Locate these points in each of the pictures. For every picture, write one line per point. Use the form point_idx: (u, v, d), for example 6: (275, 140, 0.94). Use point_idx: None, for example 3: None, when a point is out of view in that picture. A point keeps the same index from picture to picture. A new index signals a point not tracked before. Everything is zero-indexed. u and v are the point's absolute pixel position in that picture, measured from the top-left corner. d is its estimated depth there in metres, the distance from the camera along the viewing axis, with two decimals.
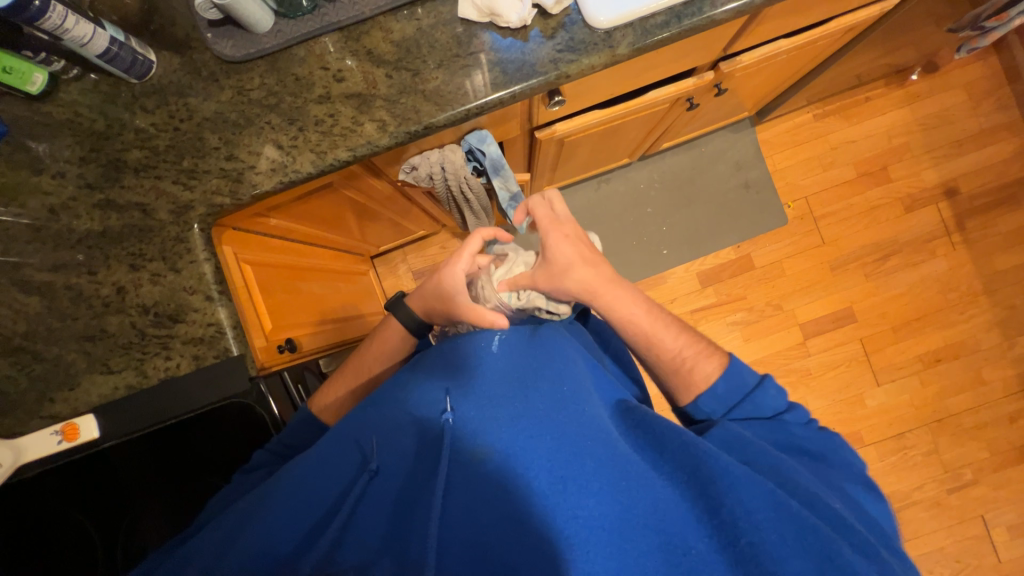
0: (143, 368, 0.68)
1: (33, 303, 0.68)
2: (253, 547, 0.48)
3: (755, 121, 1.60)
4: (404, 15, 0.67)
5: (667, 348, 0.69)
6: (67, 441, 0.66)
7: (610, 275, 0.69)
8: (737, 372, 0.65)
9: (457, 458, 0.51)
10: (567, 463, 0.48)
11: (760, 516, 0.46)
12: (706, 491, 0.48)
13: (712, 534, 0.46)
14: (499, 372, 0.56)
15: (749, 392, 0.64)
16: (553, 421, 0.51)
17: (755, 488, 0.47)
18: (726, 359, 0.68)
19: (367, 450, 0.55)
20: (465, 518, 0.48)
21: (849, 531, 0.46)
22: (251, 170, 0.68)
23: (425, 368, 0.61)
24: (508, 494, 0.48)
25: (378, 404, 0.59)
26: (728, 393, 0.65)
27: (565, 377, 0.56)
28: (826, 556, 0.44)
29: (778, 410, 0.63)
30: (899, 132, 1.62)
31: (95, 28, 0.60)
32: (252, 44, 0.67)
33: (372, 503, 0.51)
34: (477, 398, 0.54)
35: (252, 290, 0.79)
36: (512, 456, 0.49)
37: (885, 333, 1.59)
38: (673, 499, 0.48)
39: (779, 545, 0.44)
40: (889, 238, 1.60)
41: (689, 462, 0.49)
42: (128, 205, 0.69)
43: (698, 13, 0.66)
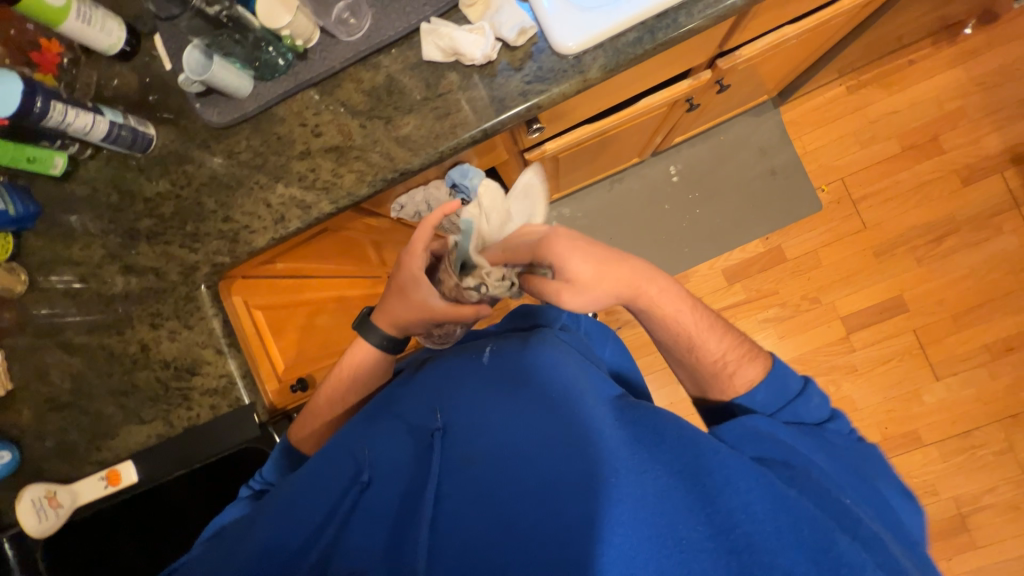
0: (170, 417, 0.74)
1: (76, 362, 0.77)
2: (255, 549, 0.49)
3: (779, 101, 1.48)
4: (373, 63, 0.68)
5: (707, 349, 0.61)
6: (112, 485, 0.73)
7: (646, 284, 0.60)
8: (782, 377, 0.58)
9: (452, 463, 0.53)
10: (551, 462, 0.48)
11: (755, 505, 0.41)
12: (699, 479, 0.44)
13: (703, 523, 0.41)
14: (489, 380, 0.60)
15: (790, 399, 0.57)
16: (540, 424, 0.52)
17: (750, 477, 0.42)
18: (770, 365, 0.60)
19: (360, 461, 0.56)
20: (457, 516, 0.49)
21: (853, 523, 0.42)
22: (246, 229, 0.72)
23: (424, 382, 0.63)
24: (498, 493, 0.49)
25: (376, 420, 0.60)
26: (769, 400, 0.57)
27: (552, 380, 0.57)
28: (820, 545, 0.38)
29: (819, 421, 0.56)
30: (952, 96, 1.45)
31: (95, 117, 0.65)
32: (236, 110, 0.70)
33: (366, 513, 0.52)
34: (469, 410, 0.57)
35: (263, 335, 0.84)
36: (501, 457, 0.51)
37: (944, 322, 1.44)
38: (664, 490, 0.44)
39: (774, 535, 0.40)
40: (944, 216, 1.44)
41: (682, 451, 0.46)
42: (144, 269, 0.75)
43: (673, 25, 0.62)
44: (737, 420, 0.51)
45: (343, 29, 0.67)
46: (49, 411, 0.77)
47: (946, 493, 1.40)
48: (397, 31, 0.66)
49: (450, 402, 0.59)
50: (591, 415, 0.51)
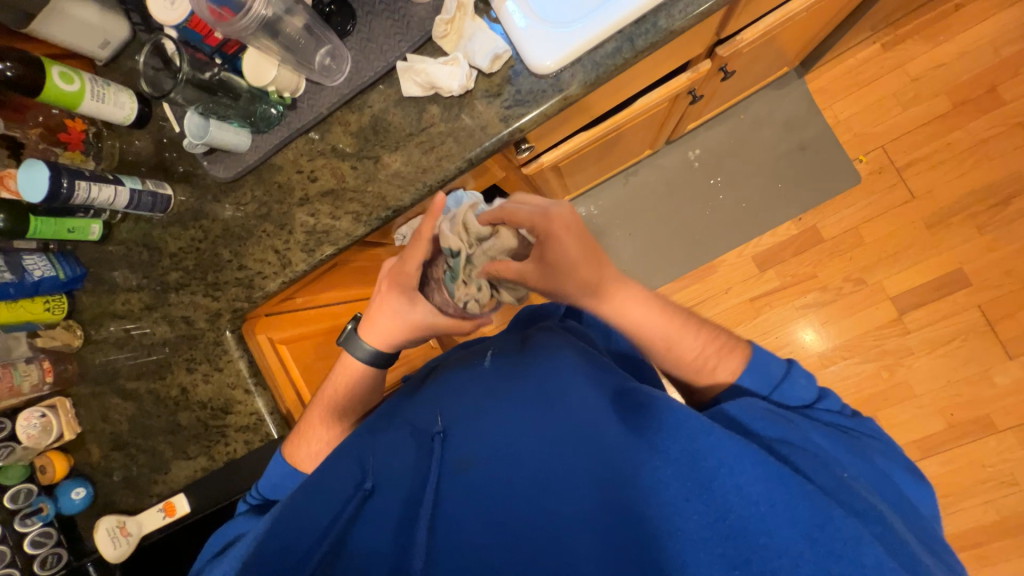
0: (212, 453, 0.81)
1: (128, 406, 0.84)
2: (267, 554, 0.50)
3: (803, 70, 1.37)
4: (357, 105, 0.69)
5: (686, 349, 0.59)
6: (169, 516, 0.79)
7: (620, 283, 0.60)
8: (764, 363, 0.57)
9: (448, 467, 0.50)
10: (550, 460, 0.47)
11: (751, 489, 0.39)
12: (698, 466, 0.41)
13: (701, 510, 0.40)
14: (491, 380, 0.57)
15: (777, 382, 0.56)
16: (538, 419, 0.50)
17: (746, 461, 0.41)
18: (746, 355, 0.58)
19: (365, 468, 0.54)
20: (454, 517, 0.46)
21: (845, 494, 0.42)
22: (258, 276, 0.76)
23: (428, 392, 0.61)
24: (495, 493, 0.47)
25: (379, 430, 0.59)
26: (759, 385, 0.56)
27: (553, 376, 0.54)
28: (811, 521, 0.38)
29: (807, 402, 0.55)
30: (1009, 39, 1.29)
31: (116, 188, 0.71)
32: (238, 164, 0.74)
33: (367, 521, 0.50)
34: (468, 407, 0.55)
35: (289, 368, 0.89)
36: (498, 455, 0.49)
37: (1014, 295, 1.29)
38: (661, 481, 0.42)
39: (770, 517, 0.38)
40: (1009, 176, 1.29)
41: (682, 437, 0.43)
42: (176, 318, 0.81)
43: (652, 29, 0.60)
44: (739, 402, 0.50)
45: (327, 75, 0.68)
46: (113, 450, 0.85)
47: None
48: (377, 71, 0.67)
49: (451, 405, 0.56)
50: (590, 407, 0.49)
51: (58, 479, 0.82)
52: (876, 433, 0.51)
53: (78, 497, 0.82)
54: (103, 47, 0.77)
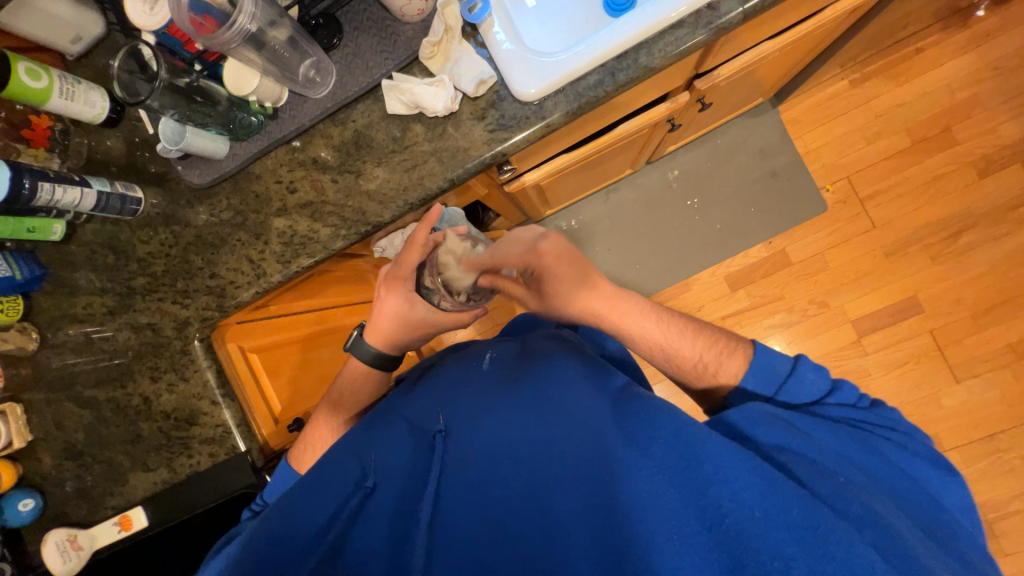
0: (173, 465, 0.78)
1: (85, 414, 0.81)
2: (264, 538, 0.48)
3: (777, 101, 1.43)
4: (340, 119, 0.69)
5: (683, 352, 0.62)
6: (125, 531, 0.77)
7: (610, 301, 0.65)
8: (766, 364, 0.57)
9: (450, 464, 0.52)
10: (550, 459, 0.48)
11: (745, 495, 0.40)
12: (691, 466, 0.43)
13: (695, 514, 0.40)
14: (492, 382, 0.59)
15: (782, 381, 0.56)
16: (538, 421, 0.52)
17: (738, 465, 0.41)
18: (750, 351, 0.59)
19: (364, 466, 0.54)
20: (456, 513, 0.48)
21: (842, 499, 0.40)
22: (231, 285, 0.74)
23: (427, 390, 0.63)
24: (494, 488, 0.48)
25: (375, 426, 0.60)
26: (762, 386, 0.57)
27: (553, 385, 0.56)
28: (802, 522, 0.38)
29: (817, 398, 0.54)
30: (964, 84, 1.38)
31: (82, 189, 0.69)
32: (214, 170, 0.72)
33: (366, 518, 0.50)
34: (470, 410, 0.56)
35: (259, 378, 0.87)
36: (500, 451, 0.51)
37: (962, 322, 1.37)
38: (657, 487, 0.43)
39: (762, 521, 0.38)
40: (960, 211, 1.38)
41: (675, 444, 0.44)
42: (142, 325, 0.79)
43: (633, 65, 0.62)
44: (749, 406, 0.49)
45: (311, 87, 0.68)
46: (67, 459, 0.81)
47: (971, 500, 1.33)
48: (362, 86, 0.67)
49: (452, 405, 0.58)
50: (584, 408, 0.51)
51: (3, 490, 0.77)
52: (897, 426, 0.49)
53: (25, 510, 0.77)
54: (74, 42, 0.74)
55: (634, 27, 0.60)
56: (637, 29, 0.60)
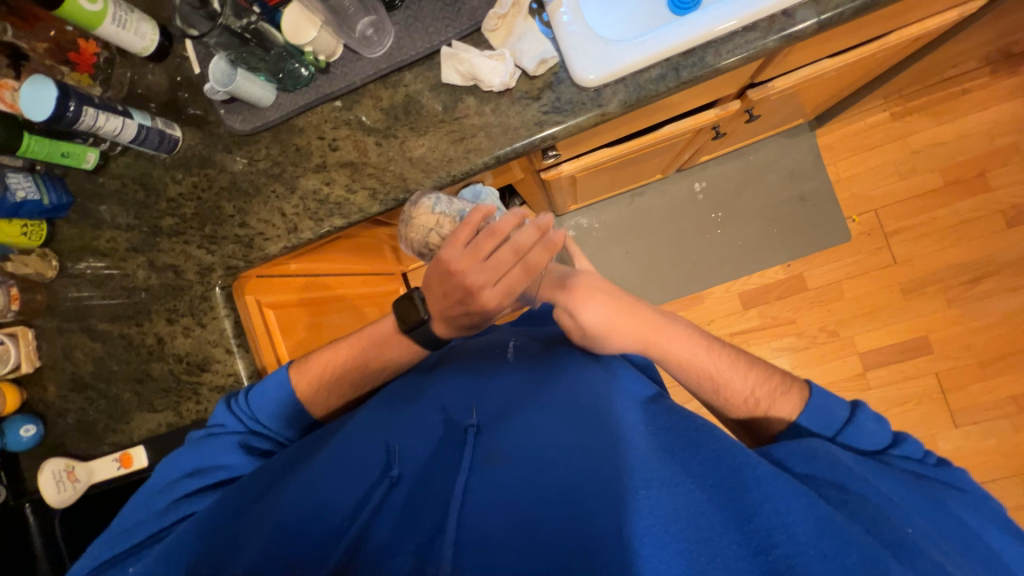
0: (179, 409, 0.78)
1: (97, 348, 0.80)
2: (285, 522, 0.49)
3: (815, 125, 1.42)
4: (392, 82, 0.68)
5: (739, 385, 0.62)
6: (124, 468, 0.77)
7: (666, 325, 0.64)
8: (823, 406, 0.58)
9: (480, 459, 0.52)
10: (585, 468, 0.48)
11: (796, 526, 0.41)
12: (735, 494, 0.44)
13: (740, 541, 0.41)
14: (525, 386, 0.60)
15: (841, 425, 0.57)
16: (575, 430, 0.52)
17: (787, 497, 0.43)
18: (805, 397, 0.60)
19: (389, 454, 0.55)
20: (483, 510, 0.47)
21: (907, 551, 0.40)
22: (261, 236, 0.74)
23: (455, 379, 0.63)
24: (526, 488, 0.48)
25: (402, 407, 0.61)
26: (820, 427, 0.58)
27: (590, 395, 0.56)
28: (873, 570, 0.37)
29: (881, 446, 0.55)
30: (1004, 130, 1.37)
31: (124, 120, 0.68)
32: (257, 118, 0.71)
33: (390, 507, 0.50)
34: (503, 408, 0.57)
35: (272, 334, 0.86)
36: (534, 454, 0.51)
37: (968, 369, 1.37)
38: (695, 506, 0.43)
39: (818, 559, 0.39)
40: (982, 258, 1.37)
41: (716, 465, 0.47)
42: (164, 266, 0.78)
43: (699, 63, 0.61)
44: (797, 440, 0.52)
45: (366, 46, 0.67)
46: (72, 391, 0.80)
47: None
48: (419, 51, 0.66)
49: (486, 400, 0.59)
50: (622, 421, 0.52)
51: (8, 413, 0.78)
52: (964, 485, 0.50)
53: (26, 435, 0.77)
54: None
55: (706, 25, 0.59)
56: (708, 27, 0.59)
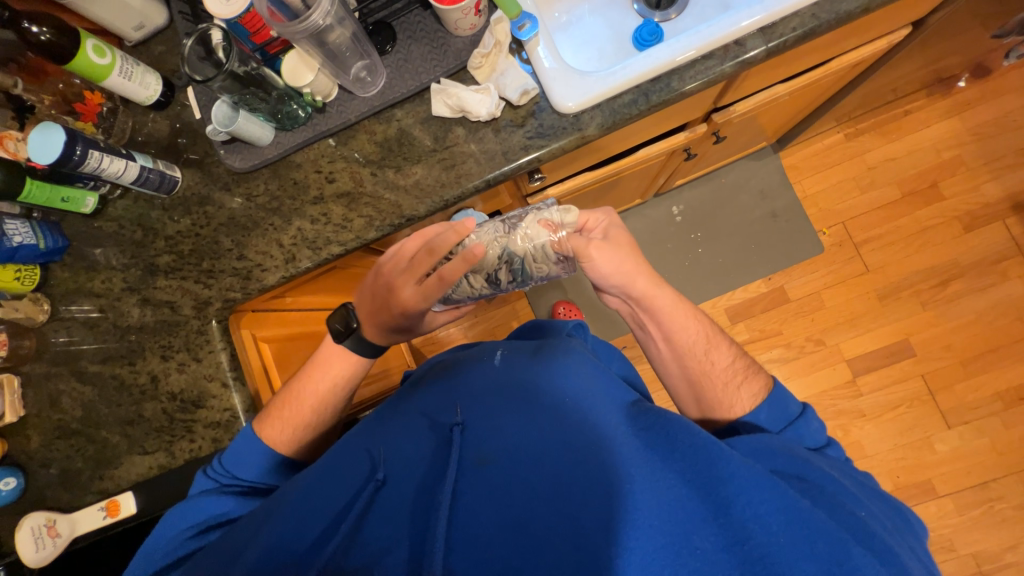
0: (172, 449, 0.76)
1: (87, 391, 0.78)
2: (271, 542, 0.50)
3: (778, 147, 1.52)
4: (385, 117, 0.73)
5: (718, 361, 0.65)
6: (111, 517, 0.73)
7: (659, 293, 0.67)
8: (781, 397, 0.61)
9: (467, 464, 0.52)
10: (570, 465, 0.48)
11: (768, 516, 0.43)
12: (713, 491, 0.45)
13: (717, 533, 0.43)
14: (504, 383, 0.58)
15: (794, 419, 0.59)
16: (559, 427, 0.52)
17: (762, 487, 0.44)
18: (770, 381, 0.63)
19: (375, 460, 0.55)
20: (473, 512, 0.48)
21: (864, 534, 0.43)
22: (259, 268, 0.75)
23: (438, 385, 0.62)
24: (513, 489, 0.49)
25: (389, 420, 0.60)
26: (773, 419, 0.59)
27: (568, 388, 0.55)
28: (836, 559, 0.41)
29: (819, 445, 0.58)
30: (948, 145, 1.49)
31: (127, 162, 0.71)
32: (256, 155, 0.75)
33: (380, 511, 0.51)
34: (488, 405, 0.56)
35: (267, 368, 0.86)
36: (519, 454, 0.51)
37: (952, 369, 1.41)
38: (677, 499, 0.44)
39: (786, 546, 0.41)
40: (947, 262, 1.45)
41: (693, 460, 0.47)
42: (160, 302, 0.79)
43: (666, 88, 0.68)
44: (749, 434, 0.52)
45: (360, 86, 0.73)
46: (58, 438, 0.77)
47: (965, 549, 1.33)
48: (409, 89, 0.72)
49: (469, 400, 0.58)
50: (605, 420, 0.51)
51: None
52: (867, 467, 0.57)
53: (6, 489, 0.73)
54: (136, 29, 0.80)
55: (669, 55, 0.67)
56: (672, 56, 0.67)
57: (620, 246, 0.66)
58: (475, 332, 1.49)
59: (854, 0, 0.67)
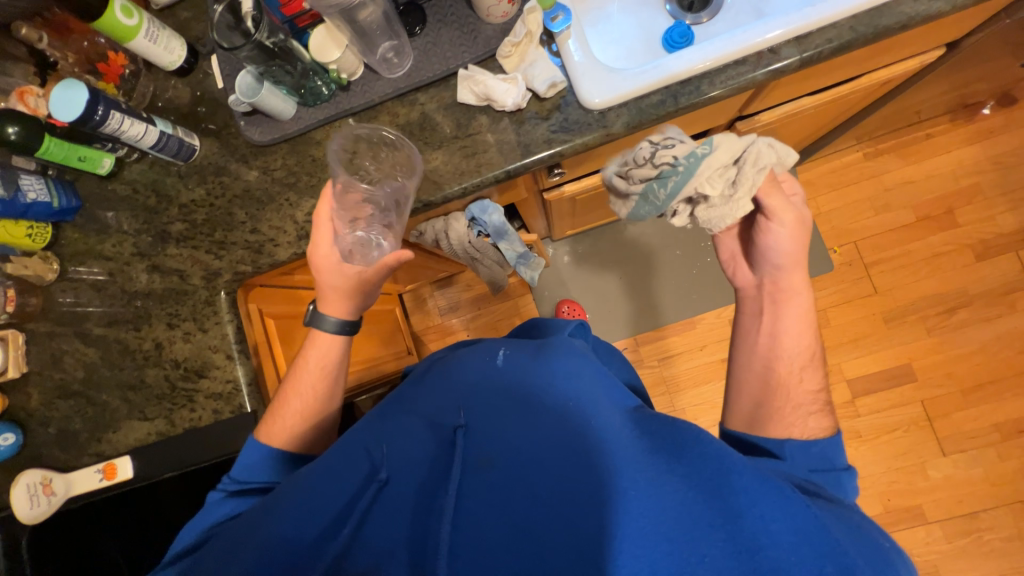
0: (172, 417, 0.76)
1: (91, 352, 0.78)
2: (275, 537, 0.50)
3: (796, 161, 1.51)
4: (409, 101, 0.73)
5: (805, 379, 0.62)
6: (106, 480, 0.73)
7: (796, 291, 0.66)
8: (837, 447, 0.56)
9: (470, 463, 0.52)
10: (573, 470, 0.48)
11: (774, 523, 0.42)
12: (719, 497, 0.44)
13: (725, 540, 0.42)
14: (504, 382, 0.58)
15: (836, 468, 0.55)
16: (561, 430, 0.51)
17: (771, 494, 0.44)
18: (833, 432, 0.58)
19: (376, 460, 0.55)
20: (478, 517, 0.48)
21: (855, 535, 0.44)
22: (271, 243, 0.75)
23: (436, 380, 0.62)
24: (519, 492, 0.49)
25: (390, 417, 0.59)
26: (816, 456, 0.55)
27: (569, 391, 0.55)
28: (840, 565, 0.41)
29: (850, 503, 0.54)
30: (968, 172, 1.48)
31: (147, 126, 0.70)
32: (276, 130, 0.74)
33: (384, 512, 0.51)
34: (488, 404, 0.56)
35: (271, 342, 0.86)
36: (521, 457, 0.51)
37: (953, 397, 1.41)
38: (684, 505, 0.44)
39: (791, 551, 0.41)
40: (956, 289, 1.44)
41: (699, 469, 0.46)
42: (169, 270, 0.78)
43: (695, 92, 0.67)
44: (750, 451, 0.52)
45: (387, 67, 0.72)
46: (58, 398, 0.77)
47: None
48: (435, 73, 0.71)
49: (470, 399, 0.58)
50: (607, 424, 0.51)
51: None
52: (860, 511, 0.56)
53: (3, 444, 0.73)
54: None
55: (701, 58, 0.66)
56: (704, 59, 0.66)
57: (801, 231, 0.65)
58: (478, 324, 1.48)
59: (894, 16, 0.66)
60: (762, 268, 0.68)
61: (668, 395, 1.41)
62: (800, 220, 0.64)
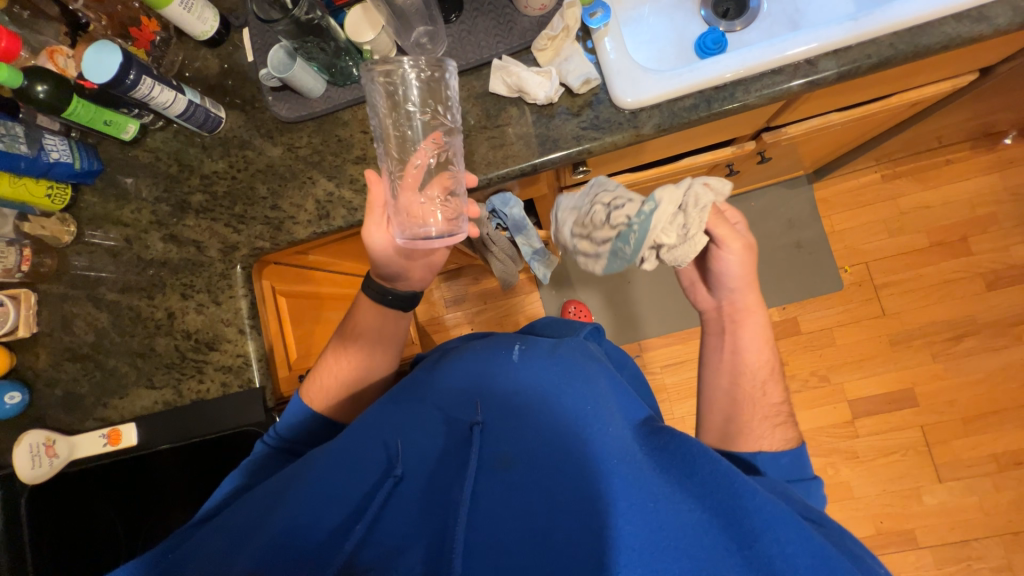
0: (179, 388, 0.76)
1: (103, 317, 0.78)
2: (285, 526, 0.49)
3: (813, 178, 1.51)
4: None
5: (769, 394, 0.66)
6: (111, 445, 0.73)
7: (750, 310, 0.69)
8: (804, 458, 0.60)
9: (485, 463, 0.52)
10: (590, 479, 0.47)
11: (796, 557, 0.41)
12: (737, 519, 0.43)
13: (741, 564, 0.41)
14: (521, 383, 0.57)
15: (807, 479, 0.60)
16: (578, 437, 0.51)
17: (791, 524, 0.43)
18: (797, 441, 0.62)
19: (391, 453, 0.54)
20: (493, 522, 0.47)
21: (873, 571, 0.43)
22: (291, 220, 0.75)
23: (451, 374, 0.62)
24: (535, 497, 0.48)
25: (405, 405, 0.59)
26: (791, 468, 0.59)
27: (587, 398, 0.54)
28: None
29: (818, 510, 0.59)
30: (984, 201, 1.47)
31: (176, 94, 0.70)
32: (304, 107, 0.74)
33: (396, 508, 0.50)
34: (506, 404, 0.56)
35: (282, 320, 0.86)
36: (538, 461, 0.51)
37: (952, 424, 1.41)
38: (700, 525, 0.44)
39: None
40: (964, 317, 1.44)
41: (716, 488, 0.45)
42: (186, 241, 0.78)
43: (729, 98, 0.67)
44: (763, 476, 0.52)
45: (420, 52, 0.72)
46: (67, 360, 0.77)
47: None
48: (469, 61, 0.71)
49: (487, 397, 0.58)
50: (623, 435, 0.51)
51: None
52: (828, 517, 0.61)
53: (11, 402, 0.73)
54: None
55: (738, 65, 0.66)
56: (740, 67, 0.65)
57: (750, 257, 0.67)
58: (484, 318, 1.48)
59: (935, 36, 0.65)
60: (721, 292, 0.70)
61: (669, 402, 1.41)
62: (748, 245, 0.67)
